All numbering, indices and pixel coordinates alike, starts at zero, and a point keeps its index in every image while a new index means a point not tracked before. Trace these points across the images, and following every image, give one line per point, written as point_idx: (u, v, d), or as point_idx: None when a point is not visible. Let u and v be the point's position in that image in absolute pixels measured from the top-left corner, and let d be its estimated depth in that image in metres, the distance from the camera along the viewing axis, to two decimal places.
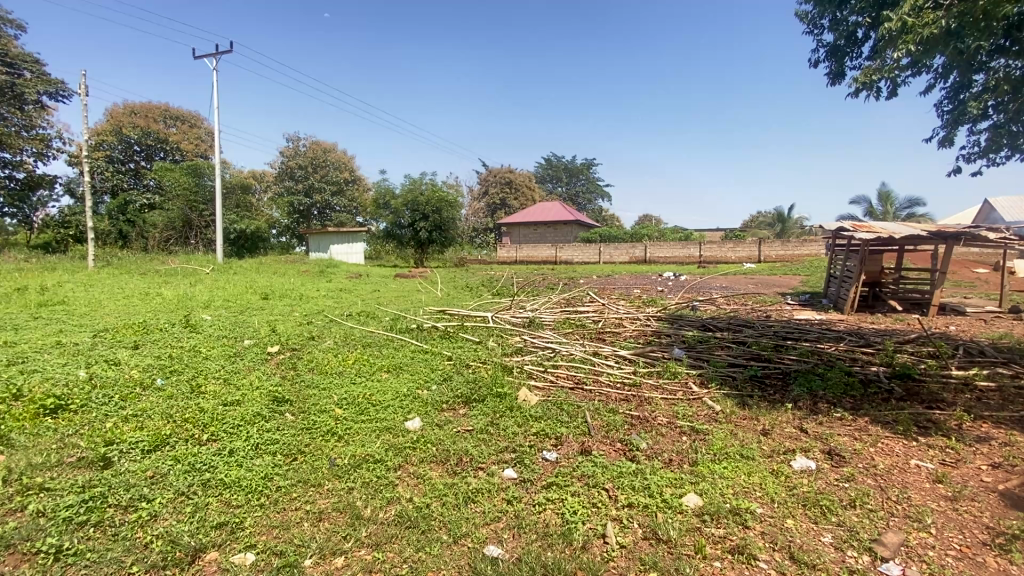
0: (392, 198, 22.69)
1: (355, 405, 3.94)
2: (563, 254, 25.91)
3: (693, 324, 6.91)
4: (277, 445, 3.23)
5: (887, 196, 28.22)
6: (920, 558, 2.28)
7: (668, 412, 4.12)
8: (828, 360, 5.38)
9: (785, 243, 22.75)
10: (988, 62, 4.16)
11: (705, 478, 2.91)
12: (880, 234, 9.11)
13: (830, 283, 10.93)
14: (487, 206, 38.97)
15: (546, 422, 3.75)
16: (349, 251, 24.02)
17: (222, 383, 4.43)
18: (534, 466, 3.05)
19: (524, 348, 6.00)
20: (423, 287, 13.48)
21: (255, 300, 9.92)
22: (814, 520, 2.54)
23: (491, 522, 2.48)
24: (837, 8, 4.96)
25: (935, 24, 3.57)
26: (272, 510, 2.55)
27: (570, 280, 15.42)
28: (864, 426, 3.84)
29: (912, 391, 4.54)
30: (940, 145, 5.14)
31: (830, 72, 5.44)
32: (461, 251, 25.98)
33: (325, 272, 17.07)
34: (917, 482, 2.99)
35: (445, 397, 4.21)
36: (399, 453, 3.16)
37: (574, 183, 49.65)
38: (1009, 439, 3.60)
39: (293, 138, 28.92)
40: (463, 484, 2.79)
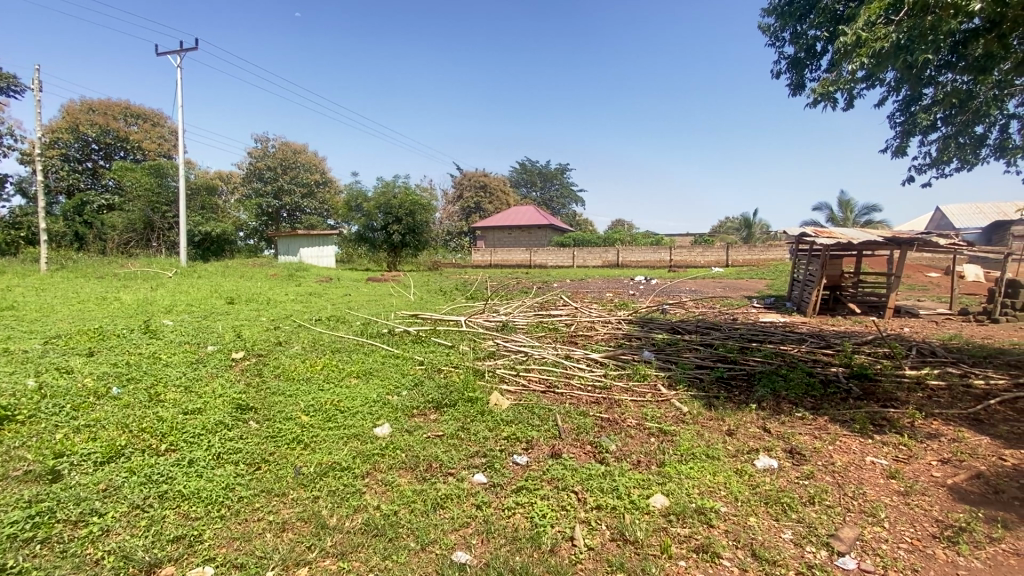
0: (364, 200, 22.40)
1: (322, 412, 3.86)
2: (537, 257, 26.06)
3: (663, 327, 7.05)
4: (240, 454, 3.14)
5: (847, 203, 29.38)
6: (874, 551, 2.37)
7: (637, 414, 4.19)
8: (791, 361, 5.57)
9: (752, 248, 23.41)
10: (935, 76, 4.38)
11: (672, 479, 2.97)
12: (839, 240, 9.48)
13: (793, 286, 11.30)
14: (461, 210, 38.84)
15: (517, 426, 3.75)
16: (319, 254, 23.44)
17: (183, 391, 4.27)
18: (503, 470, 3.04)
19: (496, 352, 5.99)
20: (395, 291, 13.33)
21: (219, 305, 9.61)
22: (775, 517, 2.61)
23: (459, 528, 2.46)
24: (797, 22, 5.19)
25: (886, 38, 3.72)
26: (233, 521, 2.48)
27: (544, 284, 15.52)
28: (823, 425, 3.98)
29: (869, 391, 4.73)
30: (893, 154, 5.37)
31: (791, 83, 5.63)
32: (435, 255, 25.85)
33: (294, 276, 16.69)
34: (872, 478, 3.12)
35: (416, 402, 4.16)
36: (367, 460, 3.11)
37: (549, 188, 49.98)
38: (956, 436, 3.79)
39: (261, 139, 28.17)
40: (432, 490, 2.77)
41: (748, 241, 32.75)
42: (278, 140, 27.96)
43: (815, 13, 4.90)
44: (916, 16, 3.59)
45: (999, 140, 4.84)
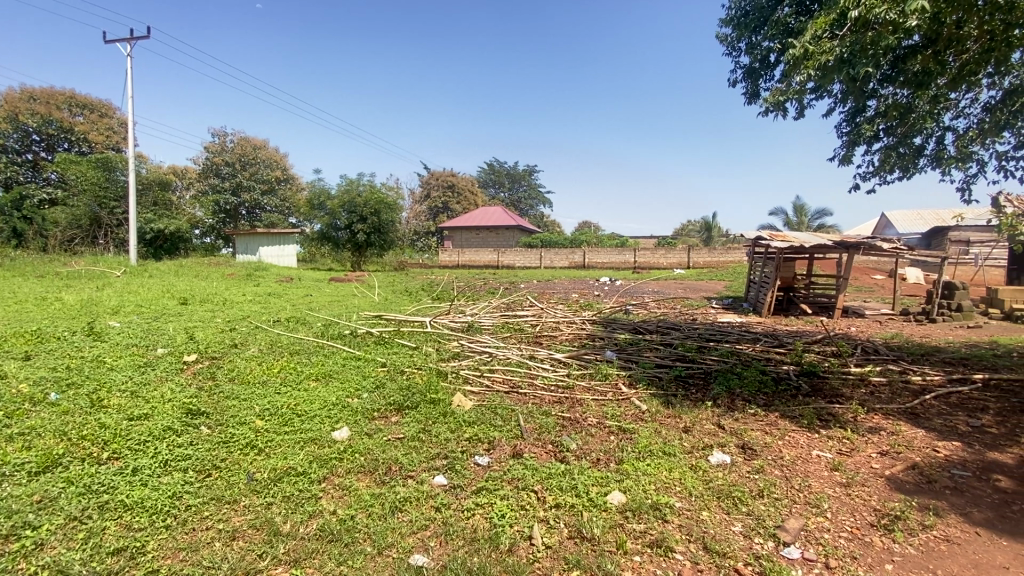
0: (328, 198, 21.89)
1: (279, 416, 3.76)
2: (505, 258, 26.10)
3: (626, 327, 7.20)
4: (189, 461, 3.02)
5: (801, 208, 30.64)
6: (817, 541, 2.49)
7: (598, 412, 4.26)
8: (745, 360, 5.78)
9: (712, 250, 24.13)
10: (877, 90, 4.63)
11: (630, 476, 3.03)
12: (792, 244, 9.89)
13: (750, 287, 11.71)
14: (429, 209, 38.49)
15: (479, 427, 3.75)
16: (281, 254, 22.86)
17: (129, 396, 4.07)
18: (464, 471, 3.04)
19: (461, 353, 5.97)
20: (359, 291, 13.08)
21: (172, 306, 9.20)
22: (727, 511, 2.71)
23: (418, 531, 2.44)
24: (752, 33, 5.38)
25: (830, 52, 3.89)
26: (179, 531, 2.38)
27: (511, 284, 15.56)
28: (774, 420, 4.15)
29: (817, 388, 4.96)
30: (840, 163, 5.63)
31: (746, 92, 5.83)
32: (401, 255, 25.52)
33: (253, 275, 16.16)
34: (817, 470, 3.27)
35: (377, 404, 4.10)
36: (324, 464, 3.04)
37: (517, 189, 50.17)
38: (895, 429, 4.02)
39: (219, 133, 27.11)
40: (391, 494, 2.73)
41: (709, 244, 33.73)
42: (236, 134, 26.99)
43: (768, 26, 5.10)
44: (859, 32, 3.78)
45: (935, 151, 5.16)
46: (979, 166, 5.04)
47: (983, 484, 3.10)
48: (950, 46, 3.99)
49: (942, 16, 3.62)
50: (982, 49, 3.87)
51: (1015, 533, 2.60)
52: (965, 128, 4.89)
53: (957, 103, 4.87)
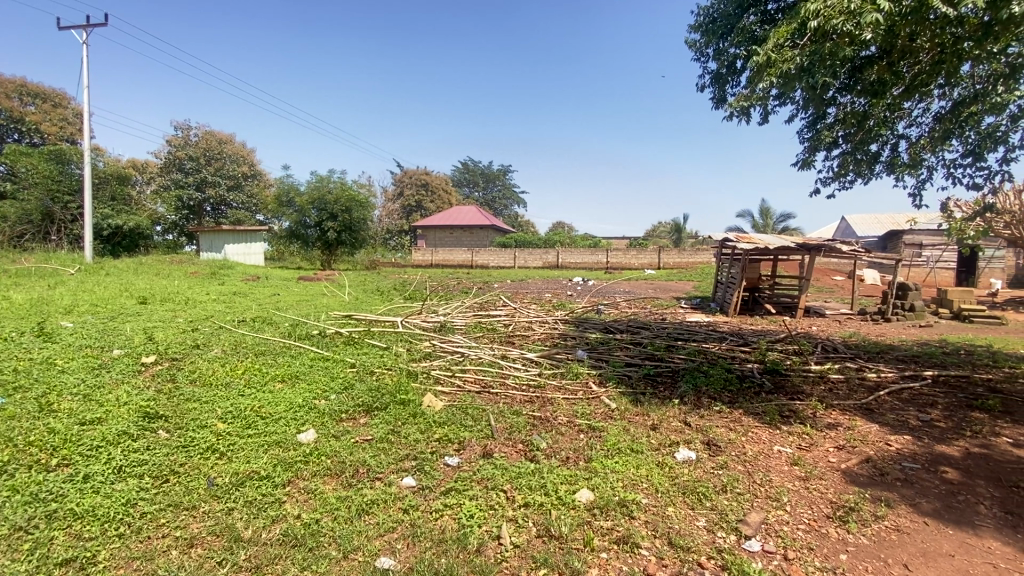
0: (297, 195, 21.40)
1: (242, 419, 3.65)
2: (479, 258, 26.01)
3: (597, 327, 7.29)
4: (145, 466, 2.91)
5: (767, 210, 31.58)
6: (776, 533, 2.57)
7: (569, 411, 4.30)
8: (712, 358, 5.93)
9: (682, 252, 24.62)
10: (836, 97, 4.80)
11: (598, 474, 3.07)
12: (758, 246, 10.19)
13: (717, 288, 12.00)
14: (402, 208, 38.08)
15: (450, 427, 3.73)
16: (247, 252, 22.24)
17: (81, 399, 3.89)
18: (433, 472, 3.02)
19: (433, 353, 5.93)
20: (329, 291, 12.84)
21: (130, 305, 8.82)
22: (691, 506, 2.77)
23: (385, 534, 2.41)
24: (720, 39, 5.51)
25: (792, 60, 4.02)
26: (133, 540, 2.29)
27: (484, 284, 15.53)
28: (738, 417, 4.27)
29: (779, 385, 5.12)
30: (802, 167, 5.82)
31: (713, 97, 5.97)
32: (373, 254, 25.15)
33: (218, 274, 15.68)
34: (778, 465, 3.38)
35: (345, 406, 4.04)
36: (289, 468, 2.97)
37: (491, 189, 50.14)
38: (851, 424, 4.19)
39: (182, 126, 26.15)
40: (357, 497, 2.69)
41: (679, 246, 34.39)
42: (200, 128, 26.09)
43: (734, 33, 5.24)
44: (818, 42, 3.91)
45: (889, 158, 5.40)
46: (930, 173, 5.29)
47: (931, 476, 3.26)
48: (903, 58, 4.18)
49: (896, 30, 3.78)
50: (933, 61, 4.06)
51: (959, 521, 2.74)
52: (917, 136, 5.12)
53: (910, 112, 5.09)
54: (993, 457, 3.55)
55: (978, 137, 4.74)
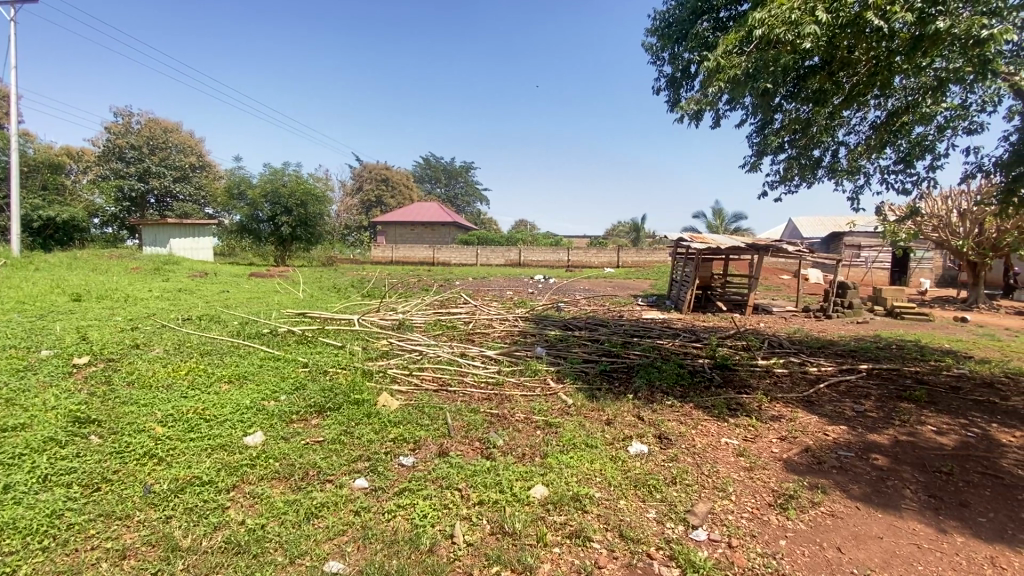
0: (248, 187, 20.56)
1: (183, 422, 3.47)
2: (441, 255, 25.73)
3: (557, 324, 7.36)
4: (74, 474, 2.72)
5: (721, 211, 32.76)
6: (722, 522, 2.67)
7: (526, 407, 4.32)
8: (665, 354, 6.10)
9: (640, 251, 25.19)
10: (781, 104, 5.01)
11: (553, 469, 3.10)
12: (710, 245, 10.54)
13: (672, 286, 12.34)
14: (361, 203, 37.22)
15: (405, 427, 3.67)
16: (195, 247, 21.20)
17: (1, 404, 3.61)
18: (387, 473, 2.97)
19: (390, 352, 5.82)
20: (283, 288, 12.39)
21: (61, 303, 8.23)
22: (642, 499, 2.84)
23: (334, 537, 2.35)
24: (674, 44, 5.65)
25: (738, 66, 4.16)
26: (58, 553, 2.14)
27: (445, 282, 15.40)
28: (689, 411, 4.41)
29: (728, 379, 5.33)
30: (751, 170, 6.05)
31: (668, 100, 6.12)
32: (330, 250, 24.25)
33: (162, 269, 14.87)
34: (725, 457, 3.51)
35: (296, 407, 3.91)
36: (233, 472, 2.85)
37: (454, 185, 49.76)
38: (793, 416, 4.41)
39: (122, 113, 24.61)
40: (307, 500, 2.61)
41: (636, 245, 35.14)
42: (143, 115, 24.63)
43: (688, 38, 5.38)
44: (763, 50, 4.07)
45: (831, 164, 5.69)
46: (866, 178, 5.61)
47: (863, 463, 3.48)
48: (841, 69, 4.41)
49: (836, 41, 3.97)
50: (869, 73, 4.29)
51: (887, 505, 2.93)
52: (855, 143, 5.42)
53: (849, 121, 5.39)
54: (918, 445, 3.82)
55: (908, 145, 5.06)
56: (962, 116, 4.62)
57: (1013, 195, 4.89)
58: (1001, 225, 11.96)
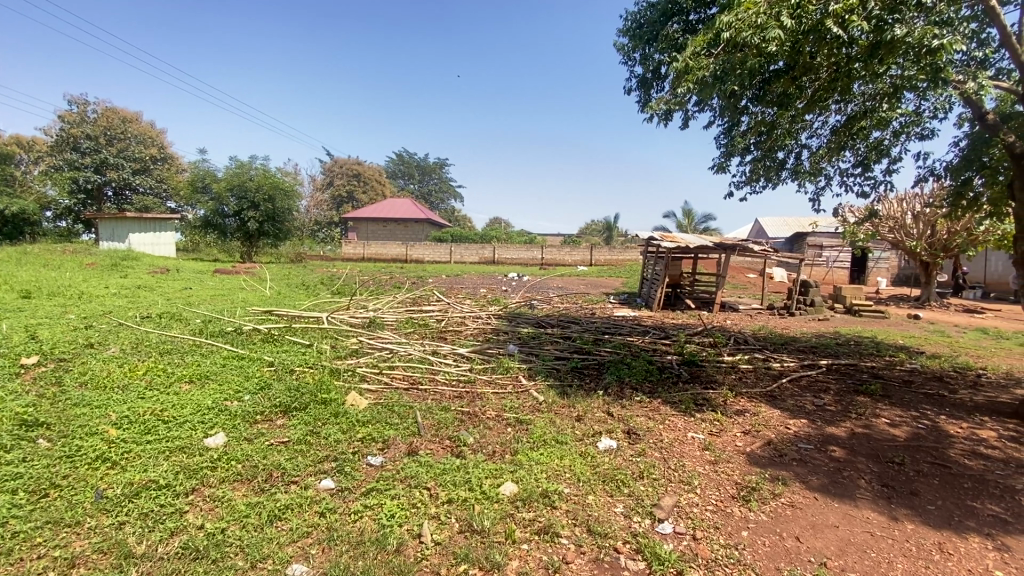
0: (213, 181, 19.90)
1: (140, 424, 3.34)
2: (414, 252, 25.48)
3: (530, 322, 7.39)
4: (18, 480, 2.58)
5: (690, 211, 33.45)
6: (687, 515, 2.73)
7: (497, 405, 4.32)
8: (635, 351, 6.20)
9: (613, 249, 25.59)
10: (747, 107, 5.13)
11: (523, 466, 3.12)
12: (680, 244, 10.74)
13: (643, 283, 12.53)
14: (332, 198, 36.49)
15: (374, 426, 3.61)
16: (155, 242, 20.40)
17: None
18: (354, 473, 2.91)
19: (360, 350, 5.73)
20: (249, 285, 12.04)
21: (9, 300, 7.80)
22: (610, 494, 2.88)
23: (298, 539, 2.30)
24: (645, 45, 5.73)
25: (706, 68, 4.24)
26: (1, 563, 2.03)
27: (418, 279, 15.26)
28: (657, 406, 4.49)
29: (695, 375, 5.45)
30: (718, 171, 6.18)
31: (639, 100, 6.21)
32: (299, 246, 23.67)
33: (120, 265, 14.23)
34: (691, 451, 3.59)
35: (261, 407, 3.81)
36: (193, 475, 2.76)
37: (427, 182, 49.33)
38: (756, 410, 4.54)
39: (77, 101, 23.44)
40: (270, 502, 2.55)
41: (609, 243, 35.53)
42: (99, 103, 23.51)
43: (659, 40, 5.47)
44: (730, 53, 4.16)
45: (794, 166, 5.86)
46: (827, 180, 5.80)
47: (822, 455, 3.61)
48: (804, 74, 4.54)
49: (800, 48, 4.08)
50: (830, 79, 4.44)
51: (843, 494, 3.05)
52: (817, 146, 5.61)
53: (811, 124, 5.56)
54: (873, 436, 3.98)
55: (867, 149, 5.27)
56: (915, 122, 4.83)
57: (961, 198, 5.15)
58: (951, 227, 12.58)
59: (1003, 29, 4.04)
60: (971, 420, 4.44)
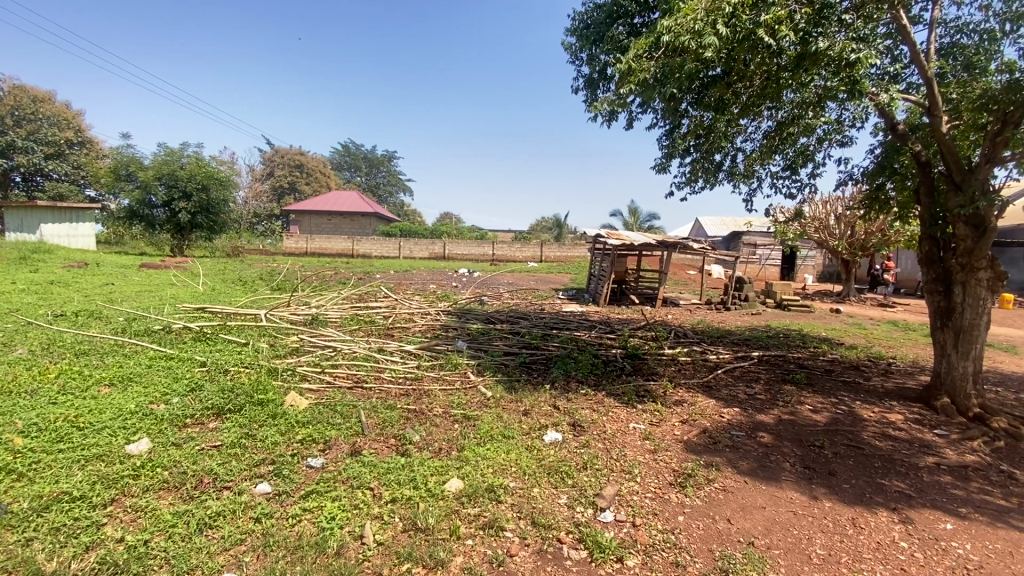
0: (138, 168, 18.53)
1: (51, 431, 3.07)
2: (360, 247, 24.78)
3: (479, 317, 7.39)
4: None
5: (635, 210, 34.50)
6: (628, 503, 2.83)
7: (445, 402, 4.30)
8: (582, 345, 6.34)
9: (562, 246, 26.06)
10: (687, 110, 5.34)
11: (469, 462, 3.11)
12: (625, 241, 11.05)
13: (590, 279, 12.80)
14: (272, 189, 34.85)
15: (314, 427, 3.50)
16: (71, 233, 18.72)
17: None
18: (293, 476, 2.81)
19: (301, 348, 5.52)
20: (180, 280, 11.32)
21: None
22: (555, 485, 2.94)
23: (231, 547, 2.20)
24: (592, 45, 5.84)
25: (647, 70, 4.37)
26: None
27: (365, 274, 14.86)
28: (601, 398, 4.61)
29: (638, 367, 5.65)
30: (660, 171, 6.38)
31: (586, 99, 6.29)
32: (236, 240, 22.50)
33: (29, 258, 12.97)
34: (632, 441, 3.72)
35: (191, 410, 3.60)
36: (112, 485, 2.57)
37: (375, 175, 48.15)
38: (693, 400, 4.76)
39: None
40: (199, 509, 2.41)
41: (558, 240, 36.05)
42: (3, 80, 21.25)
43: (605, 41, 5.57)
44: (669, 57, 4.31)
45: (730, 168, 6.16)
46: (759, 182, 6.14)
47: (752, 441, 3.84)
48: (738, 81, 4.77)
49: (735, 55, 4.29)
50: (762, 86, 4.69)
51: (770, 477, 3.25)
52: (751, 150, 5.91)
53: (745, 129, 5.85)
54: (797, 422, 4.28)
55: (795, 154, 5.63)
56: (836, 130, 5.20)
57: (875, 201, 5.61)
58: (868, 228, 13.68)
59: (913, 47, 4.42)
60: (882, 404, 4.86)
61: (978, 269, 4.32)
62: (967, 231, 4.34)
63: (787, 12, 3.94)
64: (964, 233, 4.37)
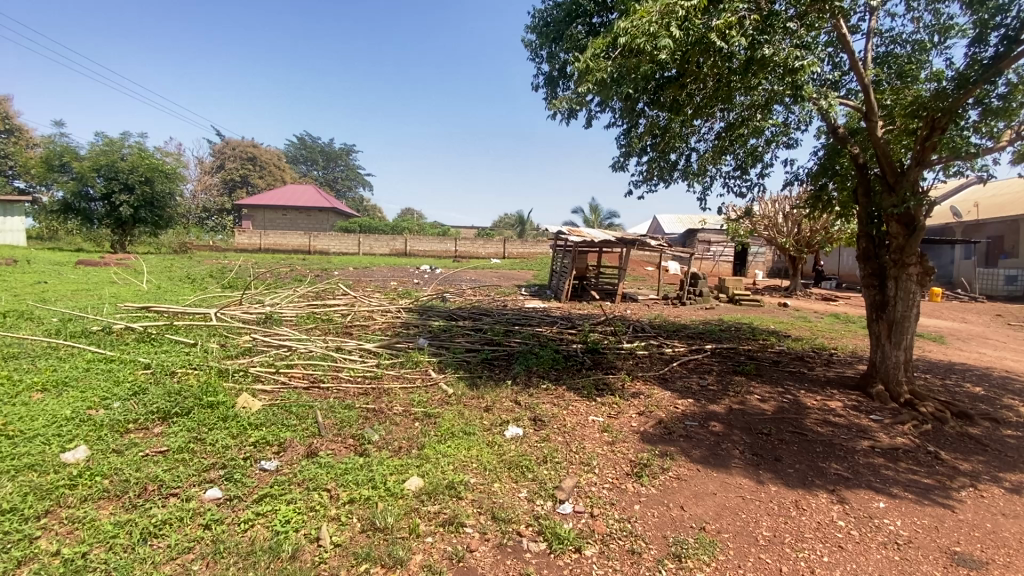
0: (73, 158, 17.33)
1: None
2: (318, 243, 24.08)
3: (441, 314, 7.34)
4: None
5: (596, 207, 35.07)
6: (586, 494, 2.90)
7: (405, 400, 4.25)
8: (543, 341, 6.41)
9: (524, 242, 26.19)
10: (643, 110, 5.45)
11: (429, 460, 3.10)
12: (586, 238, 11.20)
13: (552, 275, 12.91)
14: (223, 183, 33.36)
15: (268, 429, 3.40)
16: None
17: None
18: (245, 480, 2.72)
19: (254, 348, 5.33)
20: (121, 278, 10.67)
21: None
22: (515, 480, 2.97)
23: (178, 556, 2.12)
24: (552, 43, 5.88)
25: (604, 69, 4.43)
26: None
27: (323, 272, 14.49)
28: (562, 393, 4.68)
29: (597, 361, 5.77)
30: (618, 169, 6.51)
31: (546, 97, 6.33)
32: (184, 235, 21.38)
33: None
34: (590, 433, 3.80)
35: (134, 414, 3.42)
36: (46, 496, 2.41)
37: (332, 169, 46.92)
38: (650, 392, 4.91)
39: None
40: (144, 518, 2.31)
41: (521, 237, 36.17)
42: None
43: (564, 39, 5.62)
44: (625, 57, 4.38)
45: (684, 167, 6.35)
46: (711, 181, 6.35)
47: (704, 430, 3.99)
48: (691, 83, 4.91)
49: (688, 57, 4.41)
50: (713, 89, 4.85)
51: (721, 464, 3.40)
52: (703, 150, 6.11)
53: (699, 129, 6.05)
54: (746, 411, 4.48)
55: (745, 155, 5.86)
56: (783, 132, 5.44)
57: (818, 200, 5.92)
58: (813, 227, 14.43)
59: (851, 55, 4.68)
60: (824, 393, 5.14)
61: (909, 265, 4.63)
62: (900, 230, 4.64)
63: (737, 18, 4.09)
64: (897, 232, 4.68)
